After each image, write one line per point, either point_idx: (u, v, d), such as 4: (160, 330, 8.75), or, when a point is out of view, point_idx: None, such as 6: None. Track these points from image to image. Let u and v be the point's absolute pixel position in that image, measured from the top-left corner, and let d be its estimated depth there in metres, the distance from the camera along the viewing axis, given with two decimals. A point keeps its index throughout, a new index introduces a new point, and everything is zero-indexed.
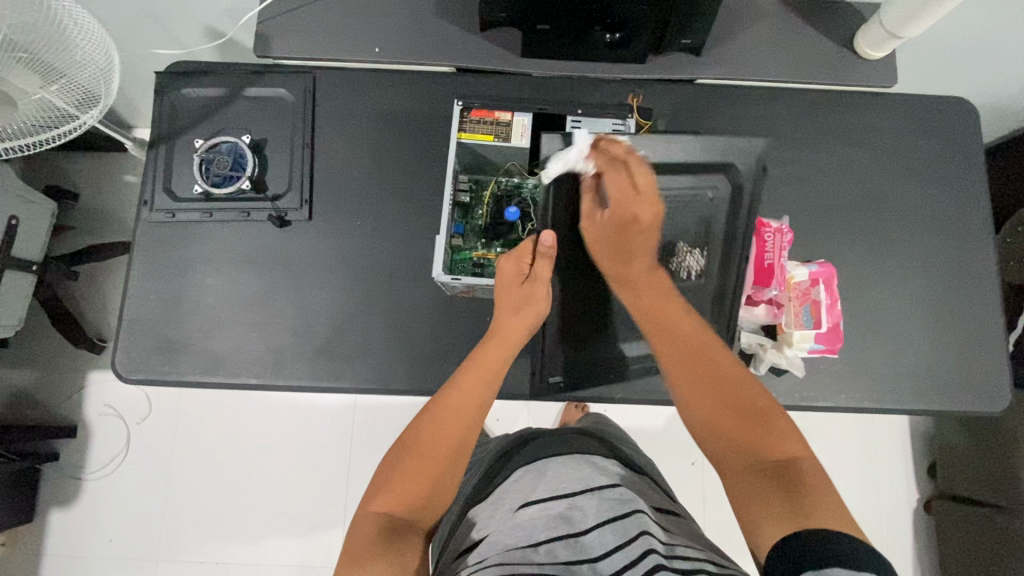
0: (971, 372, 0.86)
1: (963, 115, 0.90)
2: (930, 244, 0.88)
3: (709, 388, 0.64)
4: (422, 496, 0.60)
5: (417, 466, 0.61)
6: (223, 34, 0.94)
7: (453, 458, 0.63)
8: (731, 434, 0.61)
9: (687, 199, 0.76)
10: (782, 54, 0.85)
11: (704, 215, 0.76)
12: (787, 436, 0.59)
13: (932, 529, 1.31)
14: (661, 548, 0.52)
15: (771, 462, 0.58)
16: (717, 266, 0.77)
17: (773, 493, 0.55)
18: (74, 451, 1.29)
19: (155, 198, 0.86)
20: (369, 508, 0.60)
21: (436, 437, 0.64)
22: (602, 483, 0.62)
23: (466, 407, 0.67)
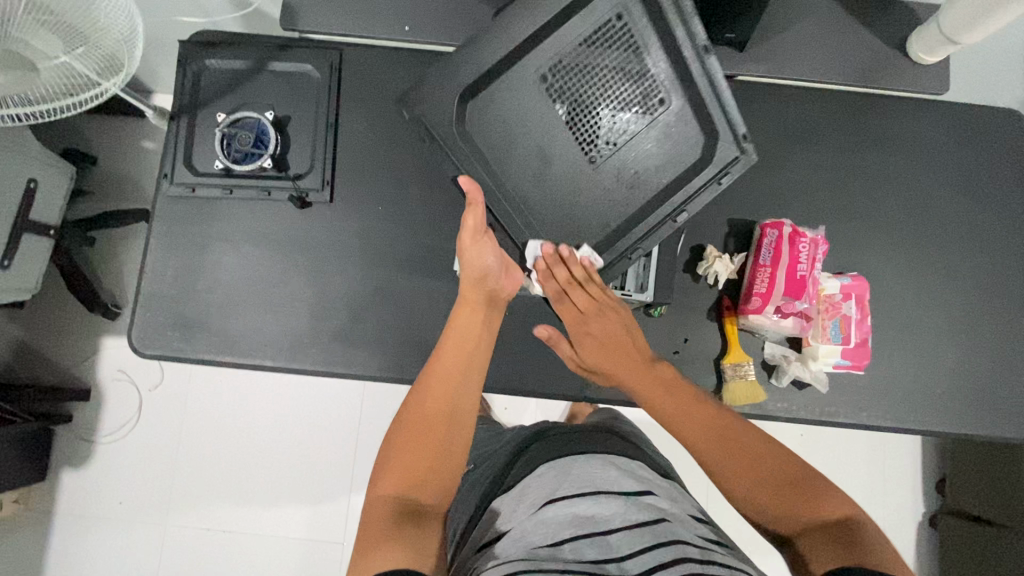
0: (1000, 396, 0.83)
1: (1014, 129, 0.86)
2: (968, 262, 0.85)
3: (732, 456, 0.63)
4: (427, 469, 0.60)
5: (416, 438, 0.61)
6: (249, 4, 0.91)
7: (449, 428, 0.63)
8: (780, 499, 0.58)
9: (599, 38, 0.71)
10: (830, 54, 0.81)
11: (624, 41, 0.71)
12: (827, 491, 0.58)
13: (936, 544, 1.31)
14: (697, 555, 0.51)
15: (823, 518, 0.56)
16: (674, 88, 0.72)
17: (827, 549, 0.53)
18: (87, 414, 1.31)
19: (175, 170, 0.83)
20: (377, 493, 0.58)
21: (432, 409, 0.63)
22: (628, 486, 0.61)
23: (452, 375, 0.66)
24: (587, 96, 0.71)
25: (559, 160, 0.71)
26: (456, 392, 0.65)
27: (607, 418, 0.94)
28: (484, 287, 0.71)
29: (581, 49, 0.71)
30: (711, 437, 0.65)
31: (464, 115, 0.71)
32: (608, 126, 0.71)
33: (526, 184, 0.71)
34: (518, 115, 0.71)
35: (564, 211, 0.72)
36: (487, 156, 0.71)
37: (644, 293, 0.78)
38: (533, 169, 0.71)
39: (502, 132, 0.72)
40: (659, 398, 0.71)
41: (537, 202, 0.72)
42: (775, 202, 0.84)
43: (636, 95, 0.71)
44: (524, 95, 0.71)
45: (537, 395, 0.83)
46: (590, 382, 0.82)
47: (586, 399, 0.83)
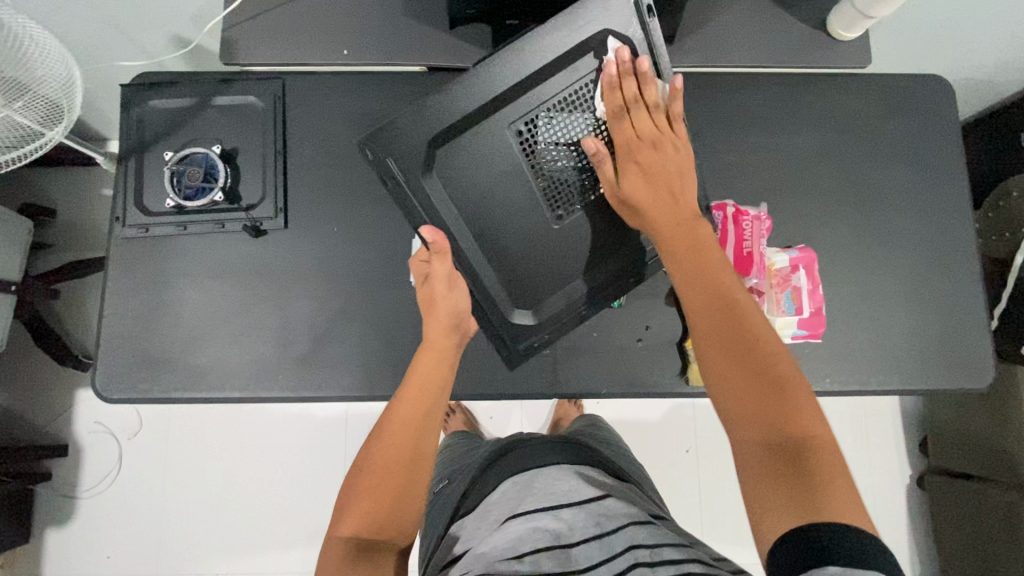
0: (956, 348, 0.86)
1: (941, 91, 0.90)
2: (910, 223, 0.88)
3: (726, 340, 0.60)
4: (386, 513, 0.60)
5: (381, 482, 0.61)
6: (190, 42, 0.93)
7: (409, 475, 0.63)
8: (765, 407, 0.56)
9: (579, 94, 0.72)
10: (756, 37, 0.84)
11: (607, 103, 0.72)
12: (813, 415, 0.56)
13: (925, 503, 1.33)
14: (647, 559, 0.53)
15: (794, 442, 0.54)
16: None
17: (778, 479, 0.53)
18: (67, 470, 1.28)
19: (128, 213, 0.84)
20: (336, 532, 0.60)
21: (394, 454, 0.63)
22: (588, 496, 0.62)
23: (413, 422, 0.66)
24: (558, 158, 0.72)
25: (532, 225, 0.73)
26: (420, 434, 0.65)
27: (586, 418, 0.94)
28: (453, 328, 0.73)
29: (561, 99, 0.71)
30: (719, 320, 0.61)
31: (434, 164, 0.71)
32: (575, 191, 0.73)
33: (498, 251, 0.74)
34: (473, 174, 0.71)
35: (537, 273, 0.75)
36: (462, 214, 0.72)
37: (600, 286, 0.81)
38: (506, 227, 0.73)
39: (479, 187, 0.72)
40: (703, 276, 0.64)
41: (510, 266, 0.75)
42: (720, 186, 0.87)
43: (607, 154, 0.73)
44: (497, 147, 0.71)
45: (509, 397, 0.84)
46: (559, 379, 0.84)
47: (558, 395, 0.84)
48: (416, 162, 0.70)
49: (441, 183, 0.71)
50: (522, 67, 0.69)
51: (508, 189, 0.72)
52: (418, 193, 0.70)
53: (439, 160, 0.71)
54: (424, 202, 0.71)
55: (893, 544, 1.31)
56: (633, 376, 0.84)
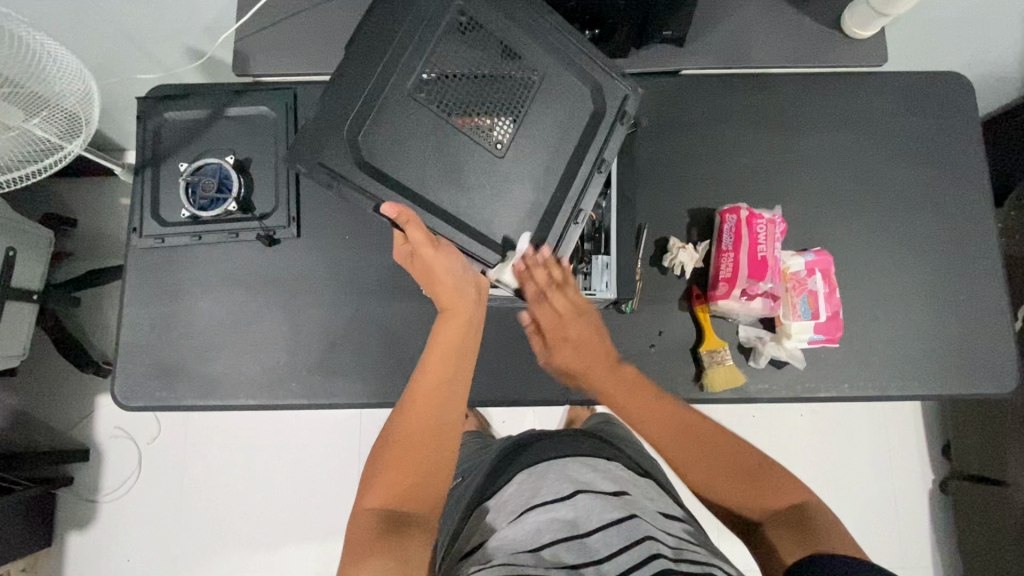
0: (979, 352, 0.84)
1: (960, 89, 0.88)
2: (930, 223, 0.86)
3: (695, 453, 0.64)
4: (412, 488, 0.60)
5: (407, 451, 0.61)
6: (204, 53, 0.94)
7: (434, 448, 0.62)
8: (749, 493, 0.60)
9: (453, 42, 0.69)
10: (768, 37, 0.83)
11: (483, 36, 0.70)
12: (788, 481, 0.60)
13: (948, 509, 1.30)
14: (669, 553, 0.51)
15: (782, 509, 0.58)
16: (552, 61, 0.71)
17: (786, 532, 0.56)
18: (87, 474, 1.31)
19: (144, 224, 0.85)
20: (363, 505, 0.60)
21: (417, 425, 0.63)
22: (606, 487, 0.62)
23: (435, 392, 0.65)
24: (472, 100, 0.69)
25: (477, 163, 0.70)
26: (441, 403, 0.64)
27: (599, 421, 0.94)
28: (466, 288, 0.70)
29: (439, 48, 0.69)
30: (682, 440, 0.65)
31: (359, 153, 0.68)
32: (509, 124, 0.70)
33: (459, 201, 0.70)
34: (399, 148, 0.68)
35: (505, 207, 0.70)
36: (406, 187, 0.69)
37: (610, 290, 0.78)
38: (451, 180, 0.69)
39: (408, 156, 0.69)
40: (647, 406, 0.68)
41: (481, 211, 0.70)
42: (733, 188, 0.86)
43: (515, 76, 0.70)
44: (410, 115, 0.69)
45: (521, 402, 0.84)
46: (571, 384, 0.83)
47: (570, 401, 0.83)
48: (338, 158, 0.67)
49: (370, 165, 0.68)
50: (383, 38, 0.68)
51: (442, 140, 0.69)
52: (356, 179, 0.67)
53: (361, 145, 0.68)
54: (369, 189, 0.67)
55: (914, 550, 1.28)
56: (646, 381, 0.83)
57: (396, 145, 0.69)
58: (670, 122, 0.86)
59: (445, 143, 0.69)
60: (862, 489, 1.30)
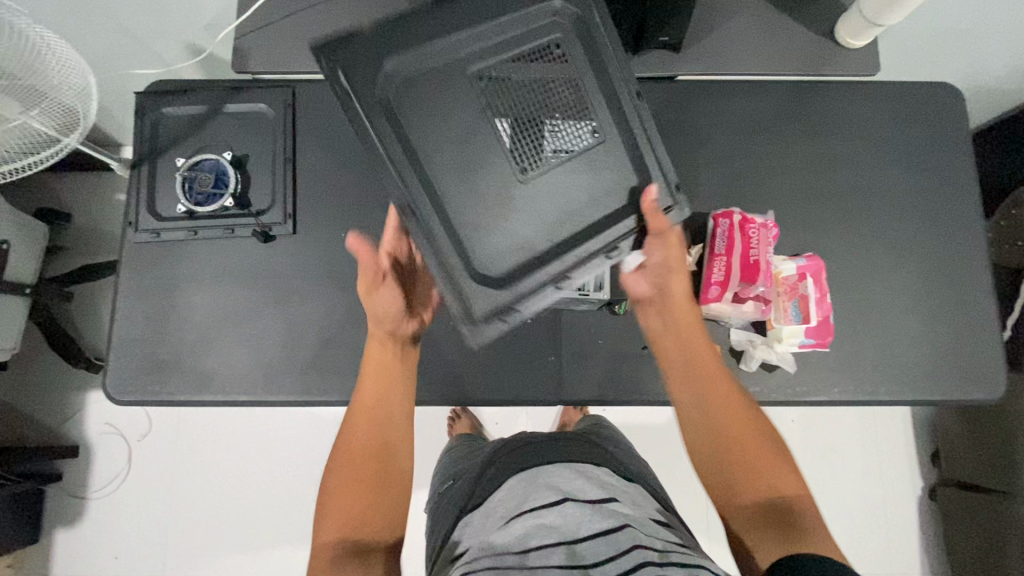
0: (966, 358, 0.85)
1: (951, 99, 0.89)
2: (920, 231, 0.88)
3: (721, 419, 0.69)
4: (362, 512, 0.63)
5: (354, 478, 0.65)
6: (203, 50, 0.95)
7: (382, 469, 0.66)
8: (751, 472, 0.65)
9: (539, 58, 0.69)
10: (764, 45, 0.84)
11: (566, 69, 0.70)
12: (784, 476, 0.65)
13: (937, 516, 1.31)
14: (656, 559, 0.52)
15: (774, 498, 0.63)
16: (612, 126, 0.70)
17: (765, 524, 0.61)
18: (77, 471, 1.30)
19: (139, 218, 0.85)
20: (319, 540, 0.62)
21: (360, 453, 0.67)
22: (595, 494, 0.61)
23: (375, 418, 0.70)
24: (519, 118, 0.68)
25: (489, 185, 0.67)
26: (381, 427, 0.69)
27: (591, 423, 0.94)
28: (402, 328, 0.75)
29: (527, 59, 0.69)
30: (711, 404, 0.70)
31: (390, 101, 0.66)
32: (541, 153, 0.67)
33: (456, 199, 0.67)
34: (428, 121, 0.67)
35: (506, 213, 0.68)
36: (416, 157, 0.66)
37: (604, 291, 0.80)
38: (458, 178, 0.67)
39: (432, 140, 0.67)
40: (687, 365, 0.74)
41: (479, 209, 0.67)
42: (727, 192, 0.87)
43: (568, 123, 0.69)
44: (445, 85, 0.67)
45: (513, 402, 0.84)
46: (564, 385, 0.84)
47: (562, 402, 0.84)
48: (364, 93, 0.65)
49: (393, 121, 0.66)
50: (482, 25, 0.68)
51: (467, 145, 0.67)
52: (372, 144, 0.66)
53: (388, 106, 0.66)
54: (379, 137, 0.66)
55: (903, 557, 1.29)
56: (638, 383, 0.83)
57: (422, 116, 0.67)
58: (666, 126, 0.87)
59: (467, 153, 0.67)
60: (852, 495, 1.31)
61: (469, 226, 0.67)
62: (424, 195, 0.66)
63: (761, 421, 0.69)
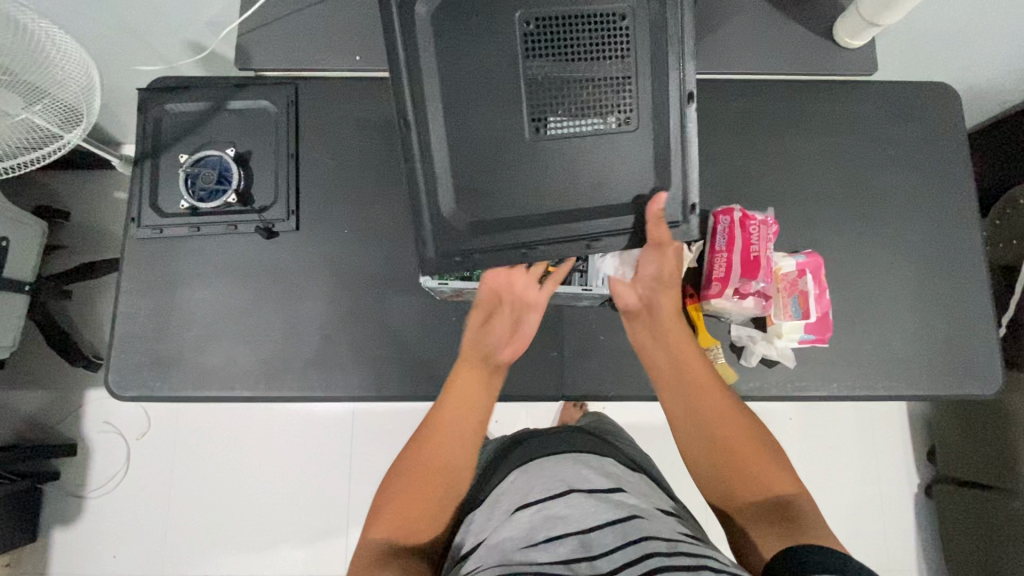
0: (962, 354, 0.86)
1: (947, 98, 0.90)
2: (916, 228, 0.89)
3: (708, 427, 0.70)
4: (417, 520, 0.64)
5: (419, 482, 0.66)
6: (206, 47, 0.95)
7: (445, 484, 0.67)
8: (743, 474, 0.66)
9: (599, 25, 0.66)
10: (763, 44, 0.85)
11: (623, 46, 0.67)
12: (778, 476, 0.65)
13: (933, 512, 1.32)
14: (664, 548, 0.51)
15: (770, 499, 0.64)
16: (647, 123, 0.68)
17: (763, 524, 0.62)
18: (75, 470, 1.29)
19: (142, 214, 0.85)
20: (367, 534, 0.63)
21: (430, 465, 0.67)
22: (601, 484, 0.62)
23: (450, 437, 0.70)
24: (551, 83, 0.67)
25: (496, 142, 0.68)
26: (452, 449, 0.69)
27: (592, 420, 0.95)
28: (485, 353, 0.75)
29: (585, 24, 0.66)
30: (697, 414, 0.71)
31: (437, 29, 0.67)
32: (559, 121, 0.68)
33: (464, 133, 0.68)
34: (466, 57, 0.67)
35: (502, 181, 0.69)
36: (442, 85, 0.67)
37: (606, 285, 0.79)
38: (472, 122, 0.68)
39: (462, 79, 0.67)
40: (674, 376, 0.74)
41: (476, 171, 0.69)
42: (727, 190, 0.87)
43: (599, 104, 0.67)
44: (495, 41, 0.67)
45: (516, 398, 0.84)
46: (565, 380, 0.84)
47: (564, 398, 0.84)
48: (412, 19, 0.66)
49: (433, 48, 0.67)
50: None
51: (492, 97, 0.67)
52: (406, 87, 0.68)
53: (432, 23, 0.66)
54: (410, 58, 0.67)
55: (900, 553, 1.30)
56: (639, 379, 0.84)
57: (458, 56, 0.67)
58: None
59: (489, 108, 0.68)
60: (850, 491, 1.32)
61: (466, 165, 0.69)
62: (435, 122, 0.68)
63: (750, 424, 0.69)
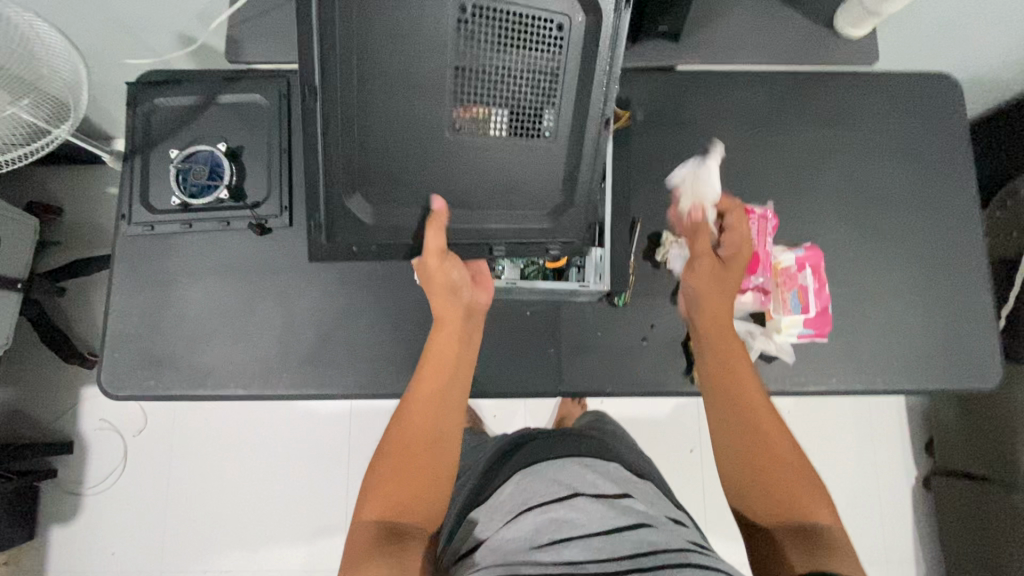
0: (963, 348, 0.86)
1: (949, 89, 0.89)
2: (917, 221, 0.88)
3: (747, 428, 0.65)
4: (410, 499, 0.59)
5: (402, 457, 0.61)
6: (196, 40, 0.93)
7: (434, 456, 0.62)
8: (773, 488, 0.61)
9: (529, 29, 0.63)
10: (764, 34, 0.83)
11: (550, 57, 0.64)
12: (814, 498, 0.60)
13: (931, 505, 1.32)
14: (676, 558, 0.51)
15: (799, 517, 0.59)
16: (563, 142, 0.69)
17: (790, 543, 0.57)
18: (72, 467, 1.29)
19: (133, 211, 0.84)
20: (361, 517, 0.58)
21: (413, 434, 0.63)
22: (606, 489, 0.61)
23: (432, 402, 0.67)
24: (472, 83, 0.65)
25: (405, 133, 0.67)
26: (436, 418, 0.65)
27: (591, 419, 0.94)
28: (457, 302, 0.73)
29: (516, 24, 0.63)
30: (736, 413, 0.66)
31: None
32: (475, 125, 0.67)
33: (370, 117, 0.66)
34: (385, 33, 0.63)
35: (408, 175, 0.69)
36: (352, 59, 0.63)
37: (603, 281, 0.79)
38: (387, 104, 0.66)
39: (380, 58, 0.64)
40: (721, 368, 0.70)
41: (388, 158, 0.68)
42: (727, 184, 0.86)
43: (517, 115, 0.67)
44: (420, 26, 0.62)
45: (513, 395, 0.84)
46: (563, 377, 0.83)
47: (562, 394, 0.84)
48: None
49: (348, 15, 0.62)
50: None
51: (410, 85, 0.65)
52: (315, 60, 0.63)
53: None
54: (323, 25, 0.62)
55: (898, 545, 1.30)
56: (637, 375, 0.83)
57: (378, 32, 0.62)
58: (665, 117, 0.86)
59: (407, 98, 0.65)
60: (848, 484, 1.32)
61: (374, 147, 0.67)
62: (345, 93, 0.65)
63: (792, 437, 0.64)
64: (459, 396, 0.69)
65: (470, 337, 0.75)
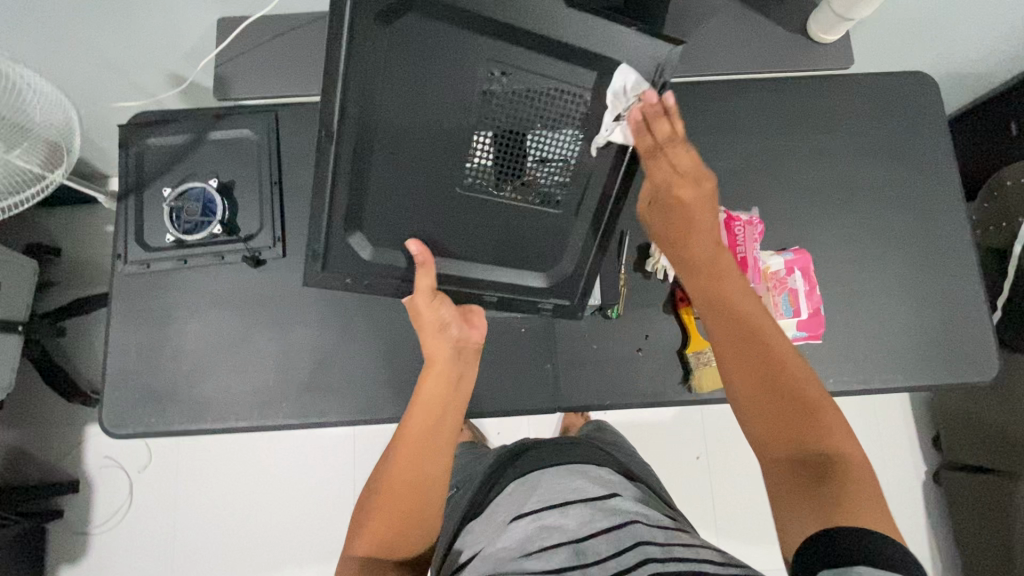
0: (958, 341, 0.86)
1: (925, 87, 0.90)
2: (903, 218, 0.89)
3: (748, 355, 0.61)
4: (396, 536, 0.60)
5: (390, 498, 0.61)
6: (185, 79, 0.95)
7: (421, 496, 0.62)
8: (783, 422, 0.57)
9: (551, 100, 0.67)
10: (740, 44, 0.85)
11: (566, 128, 0.69)
12: (839, 433, 0.55)
13: (943, 499, 1.31)
14: (659, 554, 0.50)
15: (817, 453, 0.54)
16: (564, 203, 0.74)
17: (806, 476, 0.53)
18: (79, 506, 1.29)
19: (129, 250, 0.85)
20: (350, 552, 0.60)
21: (401, 475, 0.63)
22: (595, 492, 0.62)
23: (424, 442, 0.65)
24: (485, 138, 0.68)
25: (410, 186, 0.70)
26: (426, 456, 0.64)
27: (591, 428, 0.95)
28: (449, 339, 0.71)
29: (540, 91, 0.66)
30: (743, 344, 0.62)
31: (389, 46, 0.62)
32: (481, 176, 0.70)
33: (375, 165, 0.68)
34: (408, 95, 0.65)
35: (406, 220, 0.72)
36: (372, 109, 0.65)
37: (596, 297, 0.82)
38: (398, 155, 0.68)
39: (396, 112, 0.65)
40: (715, 278, 0.68)
41: (390, 206, 0.71)
42: (713, 192, 0.88)
43: (522, 175, 0.70)
44: (449, 87, 0.65)
45: (513, 412, 0.84)
46: (561, 391, 0.84)
47: (561, 409, 0.84)
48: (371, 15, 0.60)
49: (376, 69, 0.63)
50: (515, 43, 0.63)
51: (424, 141, 0.67)
52: (336, 107, 0.64)
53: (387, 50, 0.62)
54: (347, 77, 0.63)
55: (912, 542, 1.29)
56: (635, 385, 0.84)
57: (401, 89, 0.64)
58: None
59: (417, 156, 0.68)
60: None
61: (379, 191, 0.70)
62: (357, 140, 0.66)
63: (809, 369, 0.60)
64: (452, 434, 0.68)
65: (466, 373, 0.72)
